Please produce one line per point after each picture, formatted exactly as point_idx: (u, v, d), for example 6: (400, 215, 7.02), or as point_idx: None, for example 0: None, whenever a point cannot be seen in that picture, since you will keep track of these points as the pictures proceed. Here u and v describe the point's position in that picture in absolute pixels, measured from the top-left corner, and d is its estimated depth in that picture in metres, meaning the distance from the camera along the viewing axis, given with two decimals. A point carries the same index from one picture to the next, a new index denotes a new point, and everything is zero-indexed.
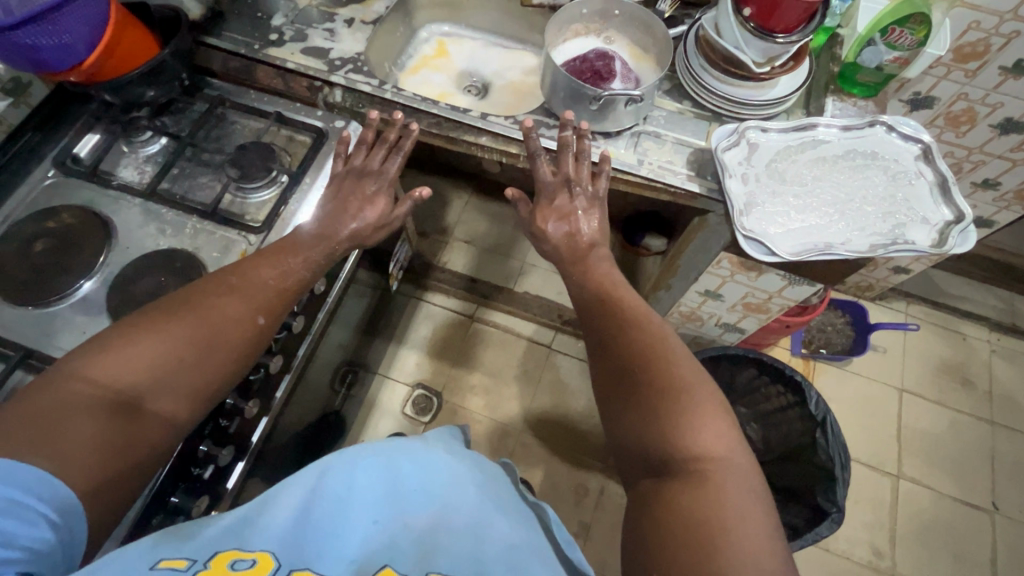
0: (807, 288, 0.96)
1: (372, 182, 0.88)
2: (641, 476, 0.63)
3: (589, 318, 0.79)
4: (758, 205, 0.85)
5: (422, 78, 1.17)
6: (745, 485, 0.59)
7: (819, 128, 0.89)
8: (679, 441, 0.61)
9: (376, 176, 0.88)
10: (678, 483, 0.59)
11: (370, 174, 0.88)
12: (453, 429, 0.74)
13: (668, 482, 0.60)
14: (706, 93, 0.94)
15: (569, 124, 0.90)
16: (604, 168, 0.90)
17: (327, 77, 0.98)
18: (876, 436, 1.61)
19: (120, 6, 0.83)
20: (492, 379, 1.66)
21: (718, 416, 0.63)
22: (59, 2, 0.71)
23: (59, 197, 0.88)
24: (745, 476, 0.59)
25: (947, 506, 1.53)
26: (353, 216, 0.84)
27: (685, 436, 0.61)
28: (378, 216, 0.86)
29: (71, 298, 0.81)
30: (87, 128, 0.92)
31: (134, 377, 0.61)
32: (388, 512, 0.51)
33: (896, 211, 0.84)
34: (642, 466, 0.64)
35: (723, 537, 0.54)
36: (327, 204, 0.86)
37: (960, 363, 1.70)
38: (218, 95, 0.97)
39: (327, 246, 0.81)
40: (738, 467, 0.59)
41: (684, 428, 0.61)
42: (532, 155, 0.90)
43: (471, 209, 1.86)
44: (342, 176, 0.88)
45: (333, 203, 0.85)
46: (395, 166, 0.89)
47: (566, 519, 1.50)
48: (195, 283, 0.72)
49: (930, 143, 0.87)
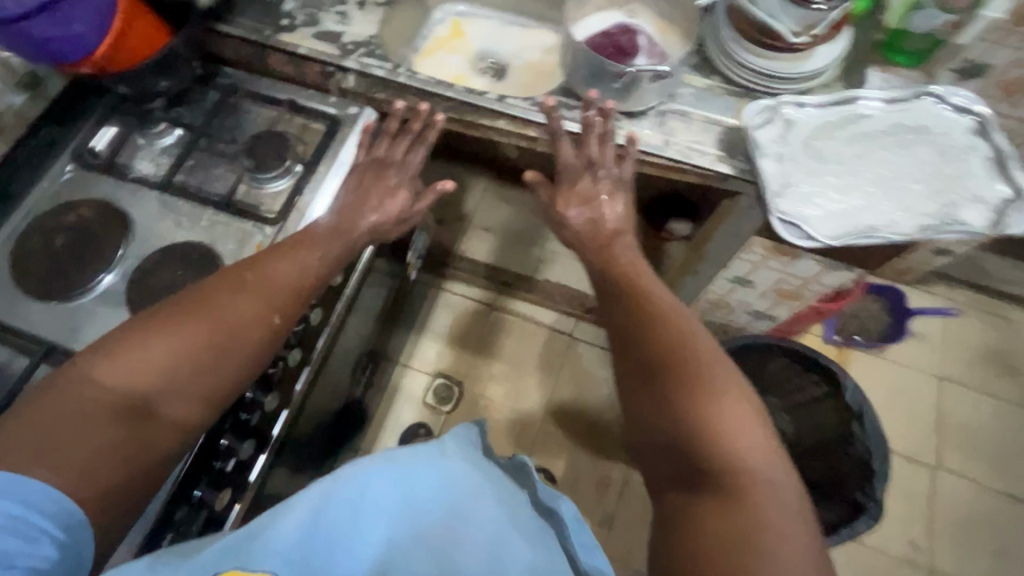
0: (847, 272, 0.90)
1: (394, 175, 0.87)
2: (668, 489, 0.62)
3: (611, 310, 0.76)
4: (794, 185, 0.79)
5: (438, 60, 1.13)
6: (781, 493, 0.57)
7: (861, 101, 0.83)
8: (709, 449, 0.59)
9: (398, 168, 0.88)
10: (709, 497, 0.57)
11: (393, 167, 0.87)
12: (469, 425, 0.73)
13: (696, 498, 0.58)
14: (736, 68, 0.89)
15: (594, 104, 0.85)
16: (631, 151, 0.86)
17: (340, 62, 0.96)
18: (913, 426, 1.55)
19: None
20: (513, 368, 1.64)
21: (749, 426, 0.60)
22: None
23: (78, 191, 0.87)
24: (777, 490, 0.57)
25: (990, 499, 1.47)
26: (373, 209, 0.84)
27: (716, 445, 0.59)
28: (398, 210, 0.87)
29: (93, 291, 0.81)
30: (103, 120, 0.91)
31: (145, 381, 0.61)
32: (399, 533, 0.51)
33: (946, 190, 0.78)
34: (669, 475, 0.62)
35: (754, 557, 0.52)
36: (347, 195, 0.85)
37: (1005, 349, 1.62)
38: (232, 84, 0.95)
39: (343, 240, 0.80)
40: (770, 482, 0.57)
41: (713, 441, 0.59)
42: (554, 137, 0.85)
43: (489, 195, 1.83)
44: (363, 167, 0.87)
45: (355, 193, 0.85)
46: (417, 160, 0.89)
47: (590, 509, 1.48)
48: (210, 277, 0.71)
49: (986, 114, 0.80)
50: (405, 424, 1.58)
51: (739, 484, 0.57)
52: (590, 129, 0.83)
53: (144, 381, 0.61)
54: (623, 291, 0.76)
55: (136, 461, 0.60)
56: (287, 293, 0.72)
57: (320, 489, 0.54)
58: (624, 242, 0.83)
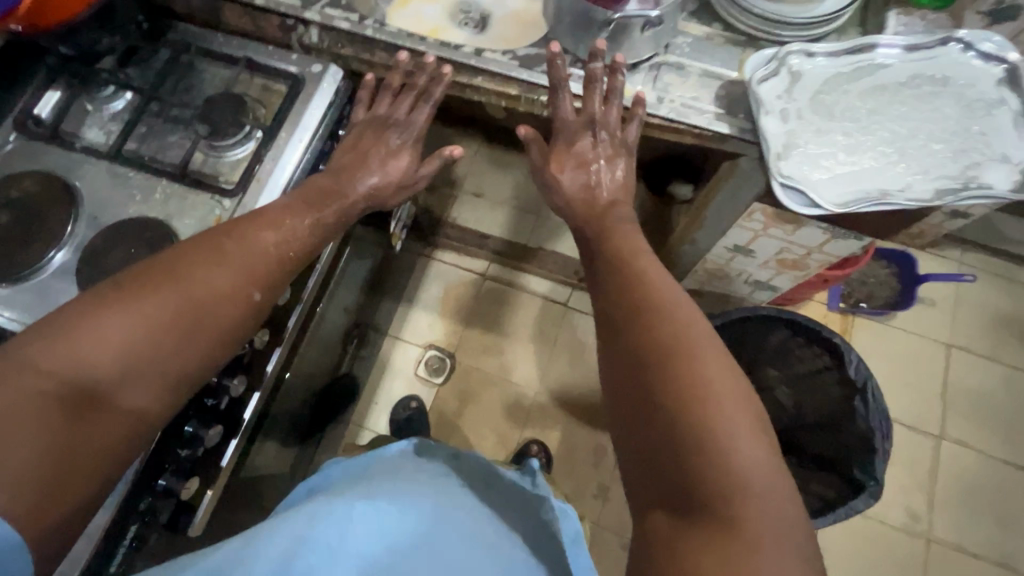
0: (854, 242, 0.83)
1: (395, 134, 0.81)
2: (654, 503, 0.57)
3: (607, 302, 0.69)
4: (799, 146, 0.72)
5: (413, 11, 1.03)
6: (777, 504, 0.54)
7: (877, 50, 0.74)
8: (705, 455, 0.54)
9: (400, 129, 0.82)
10: (701, 514, 0.53)
11: (394, 126, 0.81)
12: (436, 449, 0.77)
13: (692, 525, 0.54)
14: (740, 13, 0.80)
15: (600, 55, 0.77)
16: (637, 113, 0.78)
17: (301, 14, 0.87)
18: (918, 395, 1.50)
19: None
20: (506, 340, 1.59)
21: (756, 444, 0.56)
22: None
23: (23, 162, 0.81)
24: (781, 515, 0.53)
25: (993, 468, 1.43)
26: (372, 171, 0.78)
27: (713, 452, 0.54)
28: (401, 174, 0.81)
29: (43, 271, 0.76)
30: (47, 84, 0.84)
31: (101, 365, 0.55)
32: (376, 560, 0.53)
33: (969, 148, 0.69)
34: (660, 496, 0.57)
35: None
36: (345, 155, 0.79)
37: (1019, 315, 1.55)
38: (185, 40, 0.87)
39: (338, 205, 0.74)
40: (773, 507, 0.53)
41: (717, 461, 0.54)
42: (555, 88, 0.79)
43: (481, 160, 1.75)
44: (362, 124, 0.82)
45: (355, 152, 0.79)
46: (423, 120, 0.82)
47: (584, 480, 1.46)
48: (175, 248, 0.64)
49: (1019, 62, 0.71)
50: (396, 397, 1.55)
51: (735, 497, 0.53)
52: (591, 84, 0.77)
53: (101, 367, 0.55)
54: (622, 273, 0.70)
55: (88, 452, 0.54)
56: (258, 269, 0.66)
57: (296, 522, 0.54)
58: (624, 214, 0.77)
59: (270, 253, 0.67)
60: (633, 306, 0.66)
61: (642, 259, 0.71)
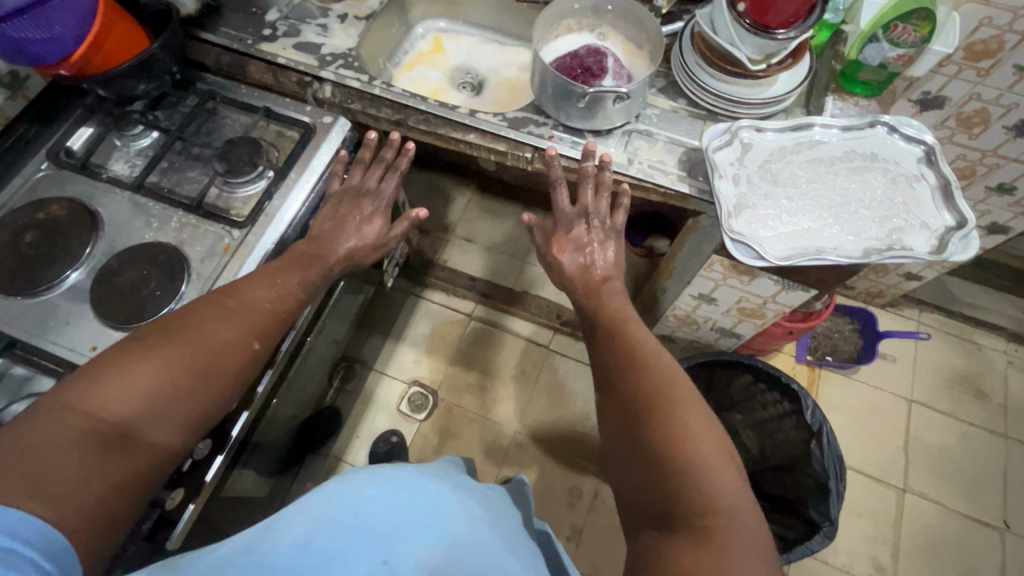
0: (803, 293, 0.92)
1: (370, 204, 0.90)
2: (643, 527, 0.63)
3: (601, 356, 0.80)
4: (748, 207, 0.82)
5: (417, 74, 1.16)
6: (748, 515, 0.60)
7: (816, 128, 0.86)
8: (680, 477, 0.62)
9: (373, 197, 0.91)
10: (680, 526, 0.59)
11: (369, 196, 0.90)
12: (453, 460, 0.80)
13: (669, 536, 0.59)
14: (701, 92, 0.93)
15: (591, 156, 0.89)
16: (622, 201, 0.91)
17: (317, 73, 0.98)
18: (882, 447, 1.56)
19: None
20: (489, 379, 1.65)
21: (723, 468, 0.63)
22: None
23: (51, 189, 0.89)
24: (747, 532, 0.59)
25: (955, 522, 1.48)
26: (348, 235, 0.87)
27: (687, 475, 0.61)
28: (372, 238, 0.89)
29: (60, 287, 0.82)
30: (81, 121, 0.94)
31: (136, 407, 0.62)
32: (399, 552, 0.49)
33: (893, 216, 0.80)
34: (645, 516, 0.63)
35: None
36: (324, 223, 0.88)
37: (974, 373, 1.64)
38: (211, 89, 0.97)
39: (319, 269, 0.82)
40: (740, 521, 0.59)
41: (689, 480, 0.61)
42: (552, 184, 0.91)
43: (473, 207, 1.86)
44: (340, 196, 0.90)
45: (337, 217, 0.88)
46: (392, 188, 0.92)
47: (558, 521, 1.48)
48: (191, 305, 0.73)
49: (934, 144, 0.83)
50: (378, 431, 1.58)
51: (709, 509, 0.59)
52: (588, 182, 0.88)
53: (134, 408, 0.62)
54: (607, 339, 0.81)
55: (118, 484, 0.60)
56: (268, 323, 0.75)
57: (315, 505, 0.51)
58: (614, 289, 0.87)
59: (278, 301, 0.77)
60: (616, 362, 0.76)
61: (620, 324, 0.81)
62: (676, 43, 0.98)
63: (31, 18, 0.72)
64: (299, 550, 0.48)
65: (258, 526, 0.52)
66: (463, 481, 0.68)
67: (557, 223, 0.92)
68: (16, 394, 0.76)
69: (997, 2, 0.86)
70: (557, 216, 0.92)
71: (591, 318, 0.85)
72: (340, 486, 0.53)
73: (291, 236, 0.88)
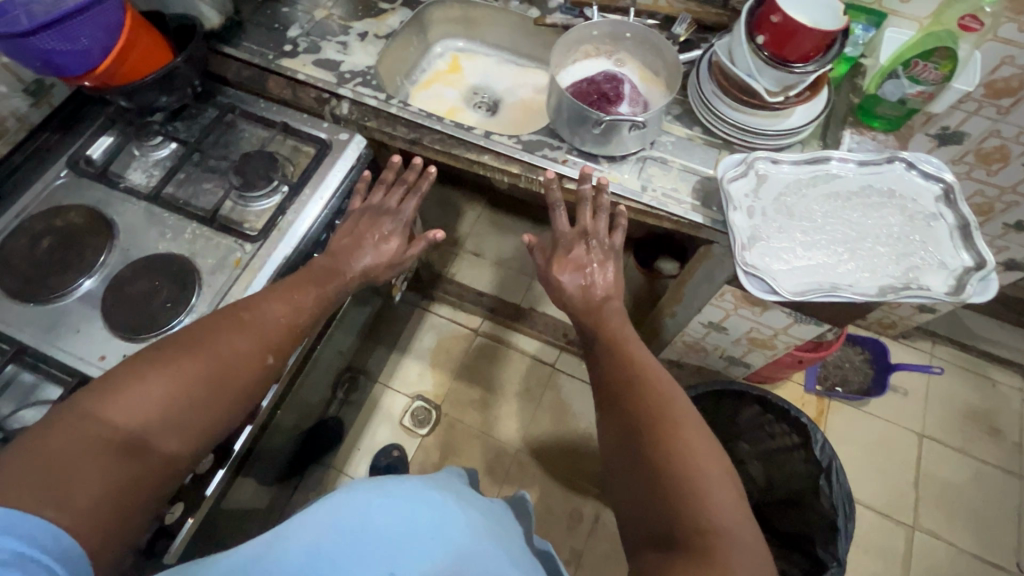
0: (816, 327, 0.91)
1: (389, 222, 0.90)
2: (646, 546, 0.63)
3: (605, 371, 0.79)
4: (762, 240, 0.81)
5: (434, 93, 1.17)
6: (751, 541, 0.60)
7: (833, 161, 0.86)
8: (686, 501, 0.61)
9: (394, 217, 0.91)
10: (683, 547, 0.59)
11: (387, 215, 0.90)
12: (455, 472, 0.80)
13: (675, 557, 0.59)
14: (717, 121, 0.93)
15: (587, 179, 0.89)
16: (619, 220, 0.91)
17: (335, 90, 0.99)
18: (891, 482, 1.53)
19: (137, 14, 0.86)
20: (493, 396, 1.64)
21: (730, 490, 0.63)
22: (76, 11, 0.73)
23: (69, 196, 0.90)
24: (752, 555, 0.59)
25: (965, 562, 1.44)
26: (366, 253, 0.87)
27: (694, 500, 0.61)
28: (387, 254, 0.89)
29: (73, 294, 0.83)
30: (102, 130, 0.95)
31: (147, 421, 0.62)
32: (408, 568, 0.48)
33: (910, 254, 0.79)
34: (649, 535, 0.63)
35: None
36: (343, 239, 0.88)
37: (987, 410, 1.61)
38: (231, 103, 0.99)
39: (339, 282, 0.83)
40: (745, 545, 0.59)
41: (695, 503, 0.61)
42: (550, 206, 0.90)
43: (483, 222, 1.86)
44: (360, 213, 0.91)
45: (353, 236, 0.88)
46: (412, 209, 0.92)
47: (558, 544, 1.46)
48: (207, 317, 0.73)
49: (953, 182, 0.82)
50: (379, 444, 1.57)
51: (713, 535, 0.59)
52: (585, 204, 0.89)
53: (145, 420, 0.61)
54: (610, 355, 0.80)
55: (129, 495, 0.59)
56: (277, 338, 0.75)
57: (322, 514, 0.51)
58: (616, 308, 0.86)
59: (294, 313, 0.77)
60: (621, 379, 0.75)
61: (625, 343, 0.80)
62: (694, 70, 0.98)
63: (60, 29, 0.73)
64: (308, 557, 0.47)
65: (264, 537, 0.51)
66: (467, 492, 0.68)
67: (557, 243, 0.91)
68: (23, 401, 0.76)
69: (1018, 42, 0.86)
70: (557, 234, 0.91)
71: (595, 335, 0.84)
72: (345, 495, 0.53)
73: (304, 250, 0.88)
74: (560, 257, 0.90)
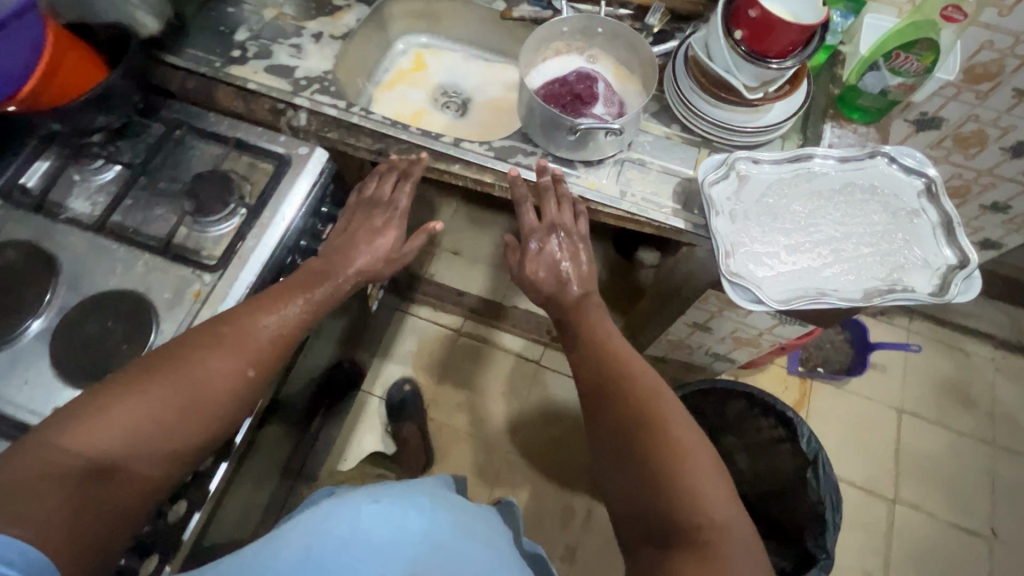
0: (801, 327, 0.90)
1: (381, 214, 0.85)
2: (640, 541, 0.63)
3: (586, 362, 0.77)
4: (745, 246, 0.78)
5: (398, 95, 1.10)
6: (743, 531, 0.60)
7: (814, 159, 0.83)
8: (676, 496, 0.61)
9: (387, 208, 0.86)
10: (678, 543, 0.59)
11: (380, 206, 0.85)
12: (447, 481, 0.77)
13: (671, 555, 0.59)
14: (696, 119, 0.89)
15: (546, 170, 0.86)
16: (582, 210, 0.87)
17: (291, 99, 0.92)
18: (872, 458, 1.56)
19: (63, 29, 0.78)
20: (479, 396, 1.62)
21: (722, 482, 0.63)
22: None
23: (5, 230, 0.83)
24: (745, 546, 0.59)
25: (943, 531, 1.49)
26: (359, 252, 0.82)
27: (686, 496, 0.60)
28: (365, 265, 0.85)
29: (17, 341, 0.76)
30: (36, 155, 0.87)
31: (112, 447, 0.58)
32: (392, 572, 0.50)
33: (894, 254, 0.78)
34: (642, 531, 0.63)
35: None
36: None
37: (962, 381, 1.65)
38: (179, 118, 0.91)
39: (330, 284, 0.78)
40: (739, 538, 0.59)
41: (689, 499, 0.60)
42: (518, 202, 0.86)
43: (459, 218, 1.81)
44: (352, 207, 0.87)
45: (345, 234, 0.84)
46: (407, 197, 0.86)
47: (551, 541, 1.46)
48: (181, 335, 0.68)
49: (935, 178, 0.81)
50: (365, 453, 1.54)
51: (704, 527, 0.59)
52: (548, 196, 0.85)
53: (110, 446, 0.57)
54: (589, 348, 0.78)
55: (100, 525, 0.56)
56: (254, 357, 0.69)
57: (311, 526, 0.51)
58: (595, 303, 0.84)
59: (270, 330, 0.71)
60: (603, 373, 0.74)
61: (604, 338, 0.78)
62: (669, 65, 0.94)
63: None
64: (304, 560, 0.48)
65: (253, 547, 0.51)
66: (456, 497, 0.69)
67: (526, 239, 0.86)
68: None
69: (998, 27, 0.84)
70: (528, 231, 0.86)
71: (575, 328, 0.81)
72: (337, 505, 0.54)
73: (268, 278, 0.83)
74: (545, 258, 0.85)
